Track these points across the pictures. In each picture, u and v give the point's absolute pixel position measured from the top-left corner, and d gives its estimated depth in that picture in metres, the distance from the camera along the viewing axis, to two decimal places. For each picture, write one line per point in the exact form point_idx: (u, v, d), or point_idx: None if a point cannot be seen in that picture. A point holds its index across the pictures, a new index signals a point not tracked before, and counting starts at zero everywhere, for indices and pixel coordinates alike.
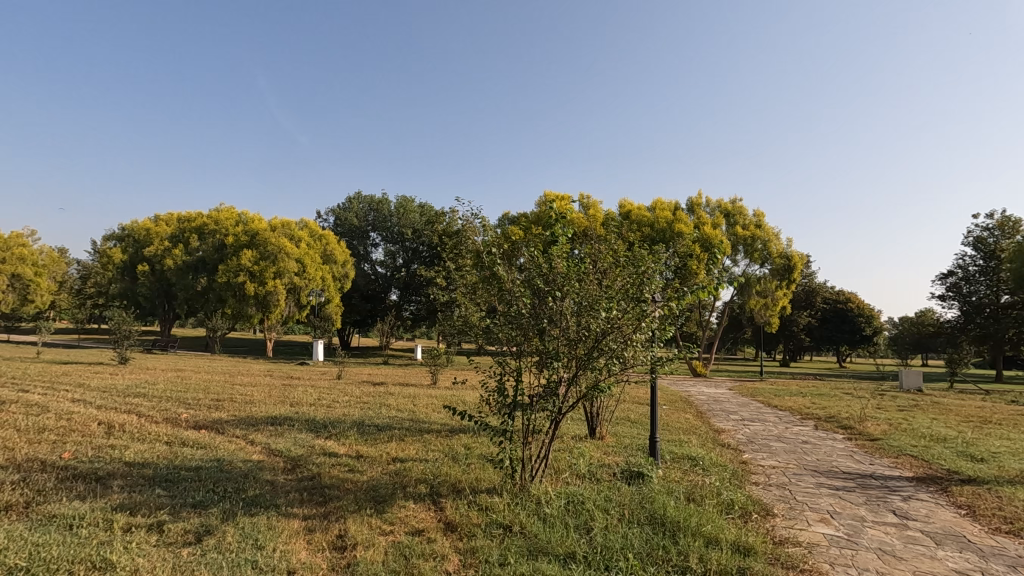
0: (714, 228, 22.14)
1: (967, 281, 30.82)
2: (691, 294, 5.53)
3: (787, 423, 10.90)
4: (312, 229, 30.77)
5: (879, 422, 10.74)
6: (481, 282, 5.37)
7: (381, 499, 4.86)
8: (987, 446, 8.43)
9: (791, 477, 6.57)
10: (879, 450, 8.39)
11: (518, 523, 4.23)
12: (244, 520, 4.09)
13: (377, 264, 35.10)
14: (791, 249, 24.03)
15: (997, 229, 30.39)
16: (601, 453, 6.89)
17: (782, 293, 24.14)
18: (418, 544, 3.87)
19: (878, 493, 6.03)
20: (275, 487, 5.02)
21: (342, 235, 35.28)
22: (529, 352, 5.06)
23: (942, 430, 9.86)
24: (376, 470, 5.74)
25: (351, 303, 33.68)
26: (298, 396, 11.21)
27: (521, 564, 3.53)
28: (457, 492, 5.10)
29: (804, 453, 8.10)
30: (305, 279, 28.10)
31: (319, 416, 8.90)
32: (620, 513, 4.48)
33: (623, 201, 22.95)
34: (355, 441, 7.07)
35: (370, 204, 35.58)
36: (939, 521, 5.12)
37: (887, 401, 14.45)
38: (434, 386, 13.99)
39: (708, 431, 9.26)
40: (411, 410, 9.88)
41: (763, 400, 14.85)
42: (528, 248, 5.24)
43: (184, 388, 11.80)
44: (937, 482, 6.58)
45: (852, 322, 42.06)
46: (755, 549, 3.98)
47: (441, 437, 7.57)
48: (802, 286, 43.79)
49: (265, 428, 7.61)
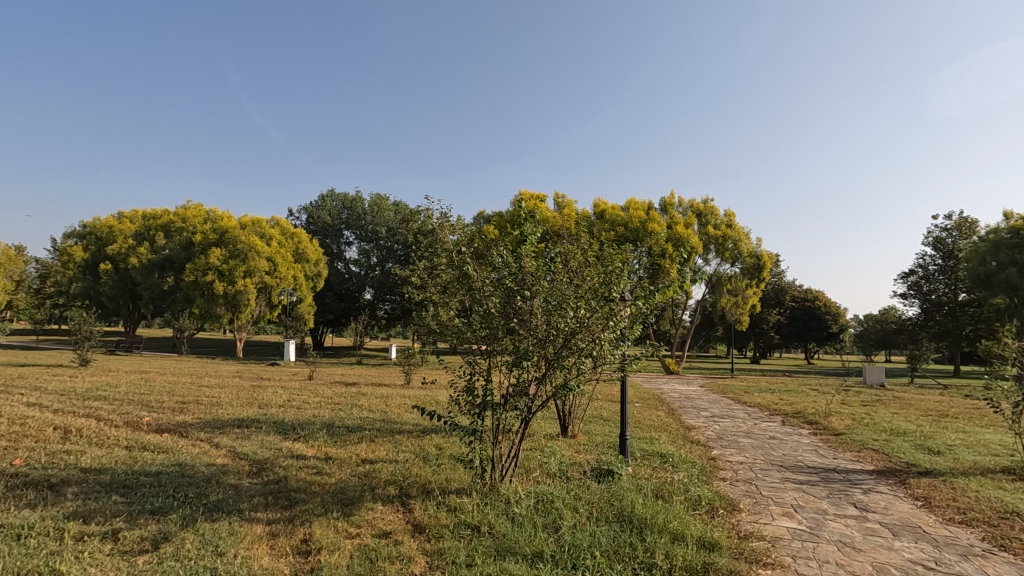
0: (686, 228, 22.46)
1: (927, 280, 31.89)
2: (661, 291, 5.59)
3: (756, 419, 11.14)
4: (284, 227, 30.18)
5: (843, 417, 11.04)
6: (453, 281, 5.32)
7: (349, 501, 4.79)
8: (944, 439, 8.74)
9: (757, 472, 6.70)
10: (842, 445, 8.63)
11: (487, 523, 4.21)
12: (205, 525, 3.99)
13: (351, 263, 34.71)
14: (761, 248, 24.53)
15: (955, 229, 31.50)
16: (572, 452, 6.93)
17: (752, 292, 24.63)
18: (384, 547, 3.82)
19: (840, 487, 6.21)
20: (240, 491, 4.91)
21: (315, 233, 34.73)
22: (499, 352, 5.06)
23: (903, 424, 10.18)
24: (344, 472, 5.66)
25: (324, 302, 33.20)
26: (267, 398, 10.98)
27: (488, 565, 3.52)
28: (427, 492, 5.07)
29: (771, 448, 8.27)
30: (276, 278, 27.58)
31: (288, 417, 8.74)
32: (588, 511, 4.50)
33: (597, 200, 23.07)
34: (324, 443, 6.96)
35: (344, 203, 35.12)
36: (897, 513, 5.29)
37: (851, 397, 14.87)
38: (407, 387, 13.88)
39: (678, 428, 9.40)
40: (384, 410, 9.79)
41: (734, 396, 15.14)
42: (500, 247, 5.21)
43: (148, 390, 11.47)
44: (895, 475, 6.80)
45: (820, 320, 43.15)
46: (720, 544, 4.04)
47: (413, 438, 7.51)
48: (772, 285, 44.77)
49: (231, 430, 7.43)
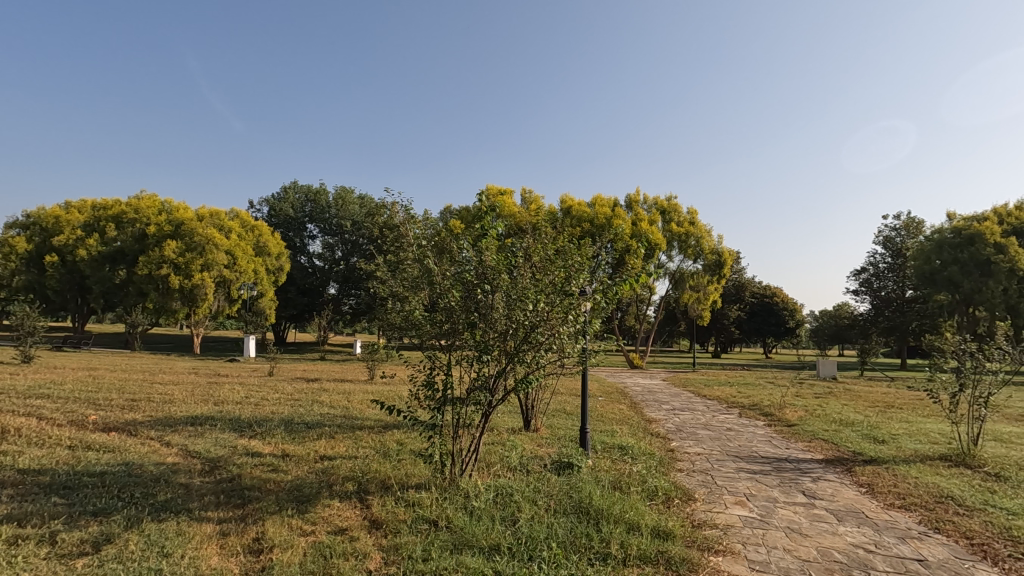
0: (651, 225, 22.86)
1: (877, 277, 33.38)
2: (619, 283, 5.65)
3: (714, 412, 11.44)
4: (244, 220, 29.36)
5: (797, 409, 11.44)
6: (416, 278, 5.24)
7: (305, 498, 4.70)
8: (888, 428, 9.17)
9: (713, 463, 6.89)
10: (795, 435, 8.94)
11: (445, 517, 4.20)
12: (151, 526, 3.85)
13: (315, 257, 34.03)
14: (722, 245, 25.12)
15: (903, 229, 33.03)
16: (534, 445, 6.98)
17: (714, 288, 25.20)
18: (339, 543, 3.77)
19: (790, 475, 6.45)
20: (190, 490, 4.76)
21: (277, 226, 33.84)
22: (460, 346, 5.01)
23: (851, 415, 10.62)
24: (301, 469, 5.54)
25: (287, 296, 32.49)
26: (224, 394, 10.67)
27: (445, 560, 3.51)
28: (385, 488, 5.01)
29: (727, 440, 8.51)
30: (235, 272, 26.81)
31: (244, 414, 8.51)
32: (546, 503, 4.55)
33: (564, 196, 23.24)
34: (282, 440, 6.80)
35: (307, 195, 34.38)
36: (842, 500, 5.53)
37: (805, 389, 15.41)
38: (371, 383, 13.72)
39: (639, 421, 9.57)
40: (346, 406, 9.64)
41: (694, 390, 15.51)
42: (463, 241, 5.17)
43: (96, 388, 10.97)
44: (842, 463, 7.10)
45: (777, 315, 44.54)
46: (673, 533, 4.14)
47: (374, 434, 7.40)
48: (732, 282, 45.95)
49: (184, 428, 7.19)
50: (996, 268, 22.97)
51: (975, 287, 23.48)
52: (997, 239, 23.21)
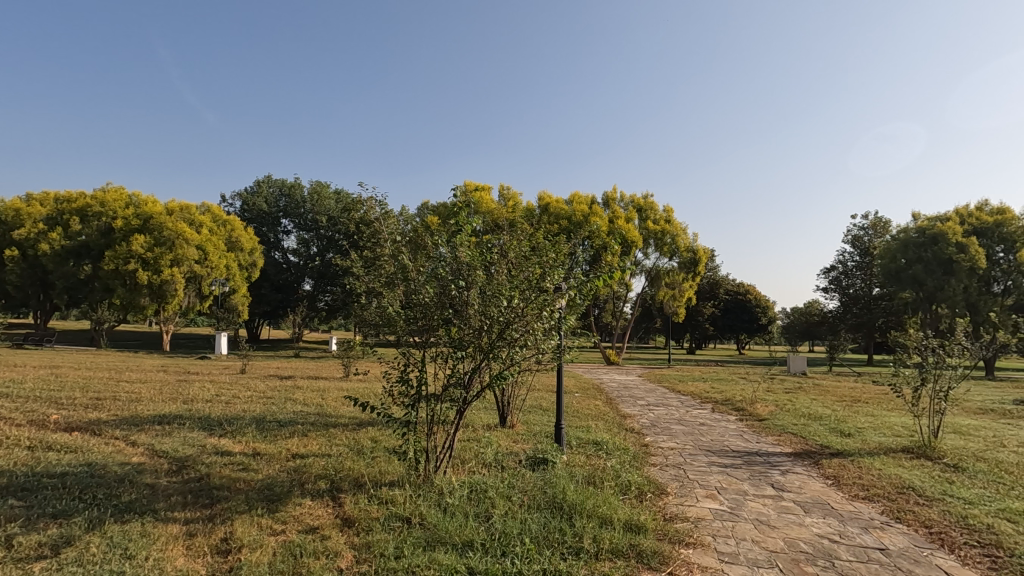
0: (628, 222, 23.08)
1: (846, 275, 34.26)
2: (593, 280, 5.68)
3: (688, 407, 11.61)
4: (215, 214, 28.71)
5: (768, 404, 11.68)
6: (392, 274, 5.15)
7: (275, 497, 4.63)
8: (854, 422, 9.43)
9: (686, 457, 7.00)
10: (765, 430, 9.12)
11: (418, 515, 4.18)
12: (113, 528, 3.74)
13: (289, 252, 33.50)
14: (697, 243, 25.47)
15: (871, 229, 33.95)
16: (509, 441, 7.00)
17: (688, 285, 25.55)
18: (310, 542, 3.72)
19: (760, 469, 6.59)
20: (156, 491, 4.64)
21: (250, 221, 33.19)
22: (435, 343, 4.98)
23: (819, 409, 10.91)
24: (273, 468, 5.46)
25: (260, 292, 31.90)
26: (194, 392, 10.43)
27: (417, 557, 3.49)
28: (359, 486, 4.97)
29: (700, 434, 8.65)
30: (206, 267, 26.24)
31: (214, 413, 8.33)
32: (520, 498, 4.57)
33: (541, 193, 23.29)
34: (253, 439, 6.68)
35: (282, 189, 33.78)
36: (809, 492, 5.66)
37: (776, 385, 15.75)
38: (346, 380, 13.55)
39: (615, 417, 9.66)
40: (319, 404, 9.50)
41: (669, 385, 15.72)
42: (438, 237, 5.10)
43: (58, 386, 10.60)
44: (810, 456, 7.28)
45: (751, 312, 45.39)
46: (645, 526, 4.19)
47: (348, 431, 7.32)
48: (707, 279, 46.70)
49: (150, 427, 7.00)
50: (958, 267, 23.77)
51: (937, 285, 24.29)
52: (959, 239, 24.01)
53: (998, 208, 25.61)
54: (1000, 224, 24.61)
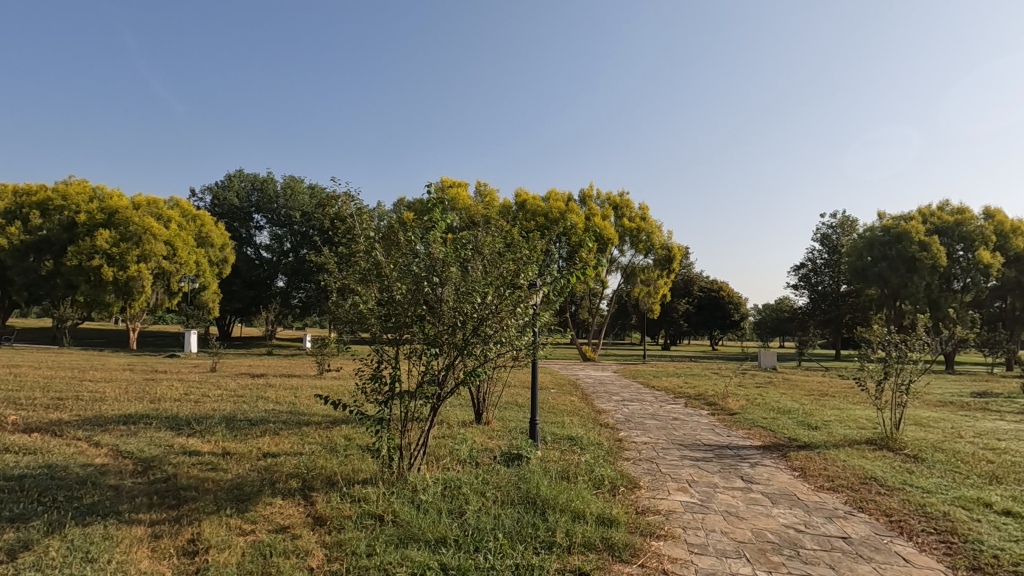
0: (604, 220, 23.26)
1: (815, 272, 35.09)
2: (566, 276, 5.71)
3: (662, 402, 11.78)
4: (184, 209, 28.02)
5: (739, 398, 11.93)
6: (367, 270, 5.08)
7: (245, 497, 4.55)
8: (821, 415, 9.70)
9: (659, 452, 7.10)
10: (736, 423, 9.31)
11: (391, 512, 4.16)
12: (74, 530, 3.64)
13: (262, 248, 32.89)
14: (672, 241, 25.79)
15: (839, 227, 34.82)
16: (484, 438, 7.00)
17: (663, 282, 25.86)
18: (280, 541, 3.67)
19: (731, 462, 6.73)
20: (120, 492, 4.52)
21: (221, 216, 32.47)
22: (408, 340, 4.94)
23: (788, 403, 11.18)
24: (243, 467, 5.37)
25: (232, 289, 31.30)
26: (162, 391, 10.17)
27: (389, 554, 3.48)
28: (331, 484, 4.92)
29: (673, 429, 8.79)
30: (175, 263, 25.59)
31: (182, 412, 8.13)
32: (494, 494, 4.58)
33: (518, 190, 23.31)
34: (222, 438, 6.55)
35: (253, 183, 33.05)
36: (777, 483, 5.81)
37: (747, 379, 16.07)
38: (320, 377, 13.37)
39: (590, 412, 9.75)
40: (292, 402, 9.37)
41: (643, 381, 15.93)
42: (413, 234, 5.05)
43: (15, 386, 10.20)
44: (778, 449, 7.46)
45: (723, 309, 46.16)
46: (617, 520, 4.24)
47: (321, 429, 7.23)
48: (681, 276, 47.34)
49: (115, 428, 6.80)
50: (920, 265, 24.63)
51: (901, 282, 25.11)
52: (921, 237, 24.86)
53: (958, 207, 26.58)
54: (960, 223, 25.55)
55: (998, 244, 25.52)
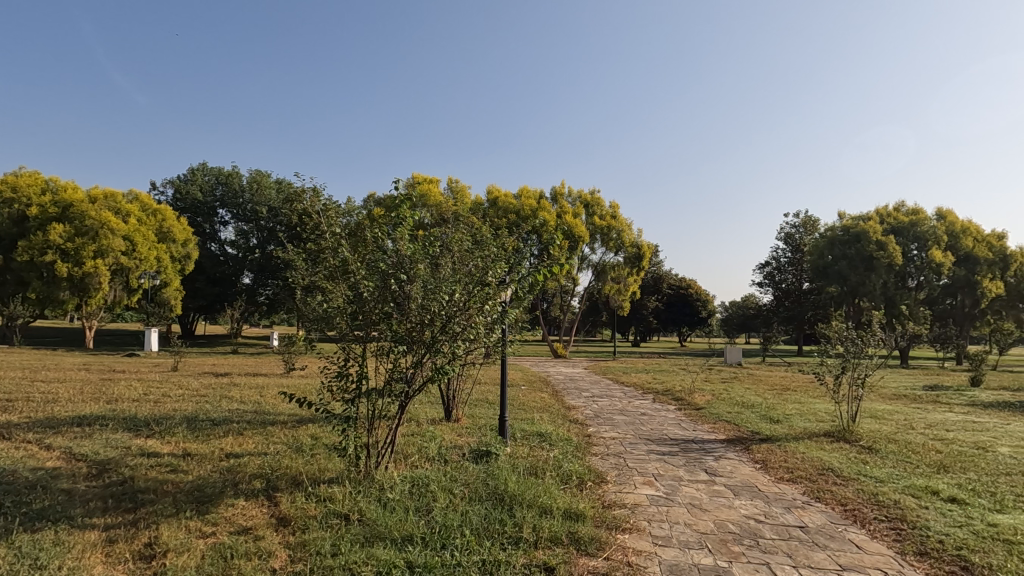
0: (575, 218, 23.45)
1: (779, 270, 36.07)
2: (534, 273, 5.74)
3: (631, 398, 11.96)
4: (145, 203, 27.04)
5: (705, 393, 12.20)
6: (334, 267, 4.99)
7: (206, 499, 4.44)
8: (783, 409, 10.01)
9: (626, 446, 7.21)
10: (701, 418, 9.52)
11: (357, 511, 4.12)
12: (22, 537, 3.49)
13: (227, 244, 32.12)
14: (642, 238, 26.14)
15: (802, 226, 35.78)
16: (453, 435, 7.00)
17: (633, 279, 26.18)
18: (242, 543, 3.60)
19: (696, 455, 6.88)
20: (72, 496, 4.35)
21: (183, 211, 31.48)
22: (375, 337, 4.85)
23: (752, 397, 11.50)
24: (204, 468, 5.24)
25: (195, 286, 30.54)
26: (120, 392, 9.84)
27: (354, 553, 3.45)
28: (296, 484, 4.84)
29: (641, 424, 8.94)
30: (134, 259, 24.72)
31: (142, 413, 7.89)
32: (462, 491, 4.58)
33: (490, 187, 23.30)
34: (183, 439, 6.36)
35: (218, 177, 32.13)
36: (739, 476, 5.98)
37: (713, 375, 16.43)
38: (287, 376, 13.14)
39: (560, 409, 9.84)
40: (257, 401, 9.18)
41: (613, 377, 16.15)
42: (383, 232, 4.99)
43: None
44: (741, 442, 7.66)
45: (692, 306, 47.03)
46: (584, 514, 4.29)
47: (286, 429, 7.12)
48: (651, 273, 48.06)
49: (68, 430, 6.54)
50: (877, 264, 25.56)
51: (859, 281, 25.97)
52: (879, 237, 25.81)
53: (913, 209, 27.70)
54: (915, 223, 26.62)
55: (950, 243, 26.66)
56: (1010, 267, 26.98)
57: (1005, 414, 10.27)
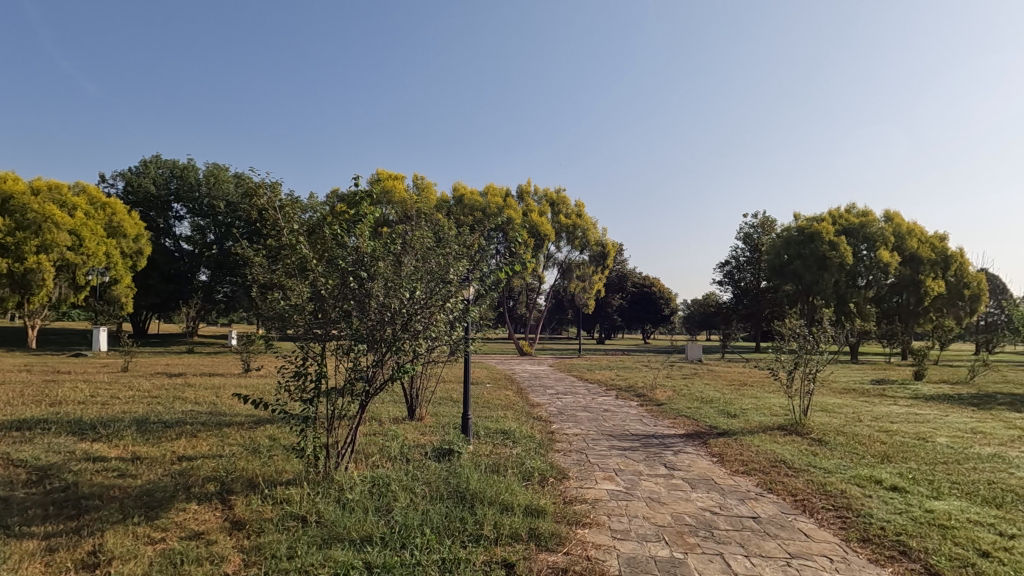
0: (541, 216, 23.57)
1: (738, 269, 37.12)
2: (497, 272, 5.77)
3: (594, 394, 12.12)
4: (92, 195, 25.83)
5: (667, 389, 12.47)
6: (293, 266, 4.86)
7: (156, 504, 4.29)
8: (740, 404, 10.31)
9: (589, 442, 7.31)
10: (662, 413, 9.74)
11: (315, 513, 4.06)
12: None
13: (182, 239, 31.02)
14: (606, 237, 26.44)
15: (760, 226, 36.80)
16: (417, 434, 6.95)
17: (599, 277, 26.41)
18: (192, 549, 3.49)
19: (656, 450, 7.02)
20: (10, 505, 4.13)
21: (135, 205, 30.18)
22: (335, 337, 4.76)
23: (711, 393, 11.82)
24: (155, 472, 5.06)
25: (148, 283, 29.38)
26: (65, 394, 9.38)
27: (311, 555, 3.39)
28: (252, 487, 4.72)
29: (603, 420, 9.07)
30: (82, 255, 23.57)
31: (88, 415, 7.54)
32: (423, 490, 4.56)
33: (456, 184, 23.21)
34: (132, 442, 6.12)
35: (172, 170, 30.97)
36: (697, 469, 6.14)
37: (675, 371, 16.79)
38: (245, 376, 12.80)
39: (524, 406, 9.89)
40: (212, 402, 8.91)
41: (577, 374, 16.33)
42: (346, 230, 4.91)
43: None
44: (700, 436, 7.87)
45: (655, 304, 47.86)
46: (544, 510, 4.33)
47: (243, 430, 6.92)
48: (615, 271, 48.69)
49: (6, 435, 6.20)
50: (830, 263, 26.58)
51: (813, 279, 26.96)
52: (831, 237, 26.86)
53: (863, 211, 28.93)
54: (864, 225, 27.85)
55: (897, 244, 27.92)
56: (950, 267, 28.53)
57: (944, 406, 10.85)
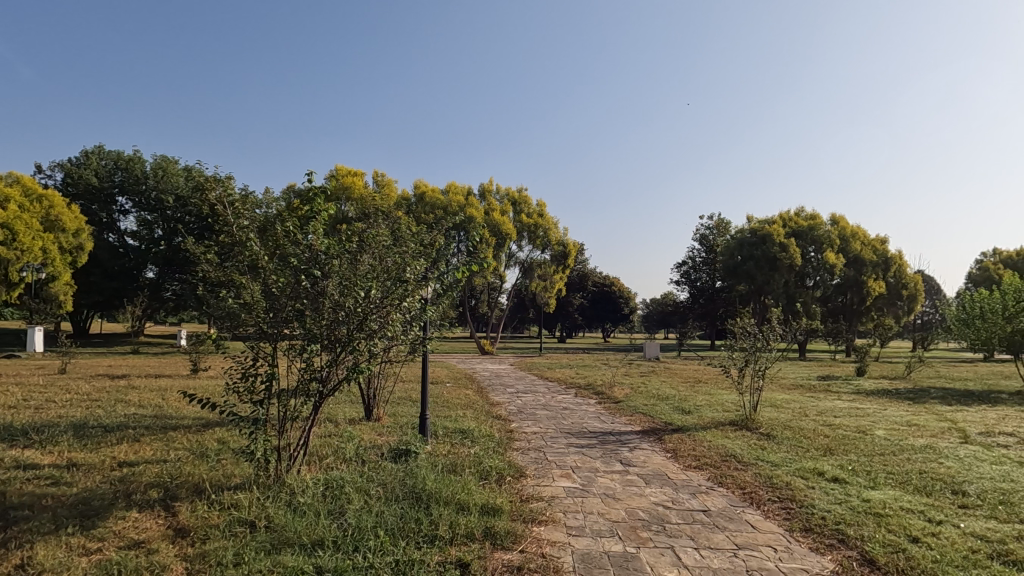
0: (502, 216, 23.58)
1: (694, 269, 38.05)
2: (455, 271, 5.77)
3: (554, 393, 12.23)
4: (27, 186, 24.25)
5: (625, 387, 12.69)
6: (244, 263, 4.69)
7: (92, 512, 4.08)
8: (694, 401, 10.59)
9: (547, 441, 7.37)
10: (619, 411, 9.90)
11: (264, 518, 3.94)
12: None
13: (127, 234, 29.59)
14: (567, 237, 26.71)
15: (715, 228, 37.84)
16: (374, 435, 6.85)
17: (560, 277, 26.63)
18: (131, 558, 3.33)
19: (613, 447, 7.15)
20: None
21: (75, 197, 28.50)
22: (287, 337, 4.64)
23: (667, 390, 12.09)
24: (92, 479, 4.81)
25: (89, 280, 27.84)
26: None
27: (259, 562, 3.29)
28: (199, 492, 4.55)
29: (562, 418, 9.17)
30: (15, 250, 21.99)
31: (19, 421, 7.08)
32: (378, 491, 4.50)
33: (417, 181, 22.97)
34: (68, 448, 5.79)
35: (116, 162, 29.49)
36: (651, 465, 6.27)
37: (633, 369, 17.09)
38: (194, 377, 12.33)
39: (483, 405, 9.88)
40: (158, 405, 8.53)
41: (537, 373, 16.44)
42: (300, 227, 4.80)
43: None
44: (655, 433, 8.05)
45: (615, 303, 48.61)
46: (501, 509, 4.34)
47: (190, 433, 6.65)
48: (576, 271, 49.20)
49: None
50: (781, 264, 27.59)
51: (765, 280, 27.91)
52: (782, 239, 27.82)
53: (811, 215, 30.14)
54: (812, 227, 28.97)
55: (842, 247, 29.22)
56: (890, 269, 30.07)
57: (883, 401, 11.44)
